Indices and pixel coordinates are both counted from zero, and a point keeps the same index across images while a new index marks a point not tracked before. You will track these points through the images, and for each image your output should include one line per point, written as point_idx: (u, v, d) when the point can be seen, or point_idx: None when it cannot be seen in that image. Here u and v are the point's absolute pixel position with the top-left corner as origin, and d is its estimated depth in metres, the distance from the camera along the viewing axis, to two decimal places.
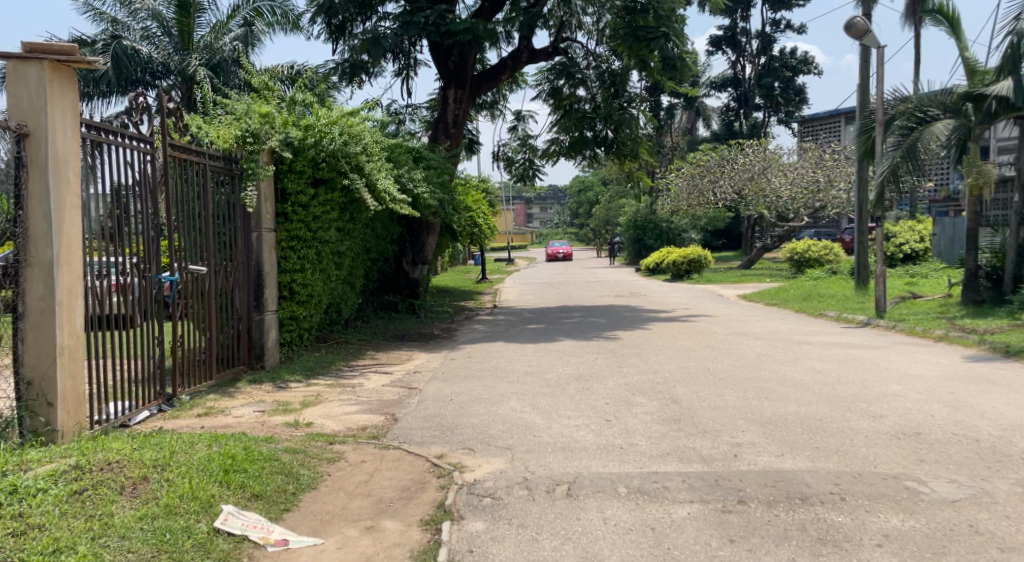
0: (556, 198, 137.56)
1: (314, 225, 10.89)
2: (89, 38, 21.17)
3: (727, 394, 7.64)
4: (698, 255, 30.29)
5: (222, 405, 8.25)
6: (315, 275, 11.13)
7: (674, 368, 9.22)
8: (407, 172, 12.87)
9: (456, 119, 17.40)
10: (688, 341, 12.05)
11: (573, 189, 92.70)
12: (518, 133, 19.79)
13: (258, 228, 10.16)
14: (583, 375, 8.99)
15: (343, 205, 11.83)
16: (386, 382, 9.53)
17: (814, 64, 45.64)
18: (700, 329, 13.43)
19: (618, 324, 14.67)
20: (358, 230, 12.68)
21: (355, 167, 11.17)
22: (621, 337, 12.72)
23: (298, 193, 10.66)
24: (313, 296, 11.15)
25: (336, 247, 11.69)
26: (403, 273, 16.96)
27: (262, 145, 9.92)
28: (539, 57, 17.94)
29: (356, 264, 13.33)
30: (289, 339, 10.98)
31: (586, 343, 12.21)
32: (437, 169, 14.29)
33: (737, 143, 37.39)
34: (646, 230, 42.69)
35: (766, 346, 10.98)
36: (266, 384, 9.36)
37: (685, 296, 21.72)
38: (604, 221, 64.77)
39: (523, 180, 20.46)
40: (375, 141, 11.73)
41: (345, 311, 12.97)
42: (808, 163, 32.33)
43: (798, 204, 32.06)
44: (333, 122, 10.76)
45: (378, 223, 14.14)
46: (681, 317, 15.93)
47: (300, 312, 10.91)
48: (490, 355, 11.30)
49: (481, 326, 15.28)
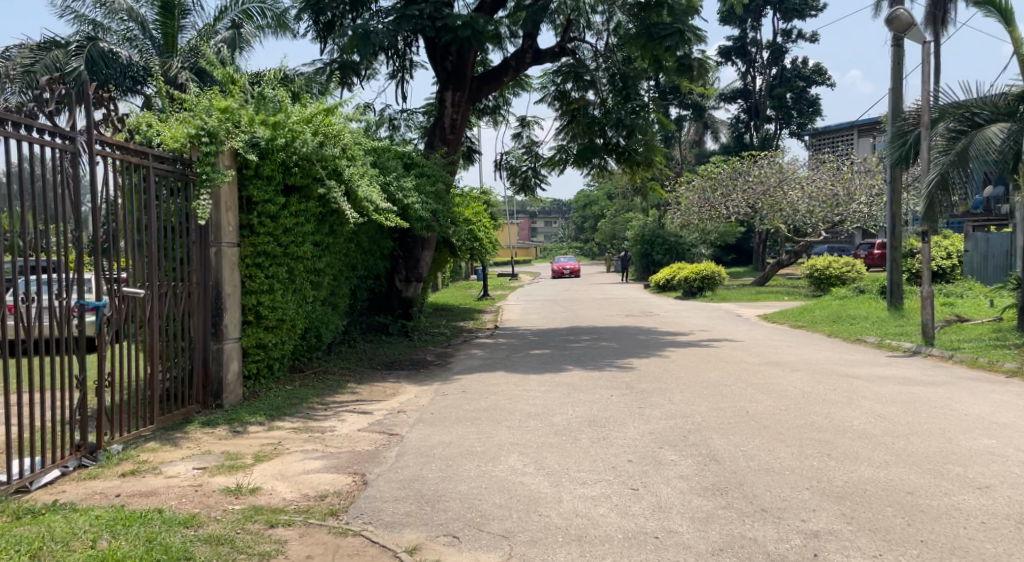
0: (559, 211, 136.63)
1: (284, 238, 9.45)
2: (62, 40, 19.77)
3: (779, 449, 6.18)
4: (712, 271, 28.82)
5: (159, 459, 6.77)
6: (287, 296, 9.71)
7: (707, 410, 7.75)
8: (396, 180, 11.45)
9: (454, 124, 16.01)
10: (715, 372, 10.58)
11: (577, 203, 91.35)
12: (523, 140, 18.39)
13: (217, 242, 8.73)
14: (598, 420, 7.52)
15: (321, 215, 10.39)
16: (362, 425, 8.05)
17: (827, 75, 44.39)
18: (726, 357, 11.94)
19: (633, 350, 13.21)
20: (339, 244, 11.25)
21: (332, 172, 9.74)
22: (638, 366, 11.25)
23: (265, 201, 9.24)
24: (284, 320, 9.73)
25: (313, 264, 10.27)
26: (395, 292, 15.53)
27: (221, 145, 8.51)
28: (545, 58, 16.55)
29: (338, 283, 11.90)
30: (256, 371, 9.54)
31: (598, 373, 10.74)
32: (430, 176, 12.86)
33: (749, 154, 36.01)
34: (654, 245, 41.25)
35: (808, 380, 9.51)
36: (221, 428, 7.92)
37: (701, 316, 20.25)
38: (610, 235, 63.34)
39: (526, 191, 19.04)
40: (357, 143, 10.30)
41: (326, 335, 11.57)
42: (827, 175, 30.74)
43: (816, 219, 30.48)
44: (306, 119, 9.36)
45: (365, 237, 12.73)
46: (701, 341, 14.42)
47: (268, 338, 9.50)
48: (489, 388, 9.83)
49: (479, 351, 13.82)
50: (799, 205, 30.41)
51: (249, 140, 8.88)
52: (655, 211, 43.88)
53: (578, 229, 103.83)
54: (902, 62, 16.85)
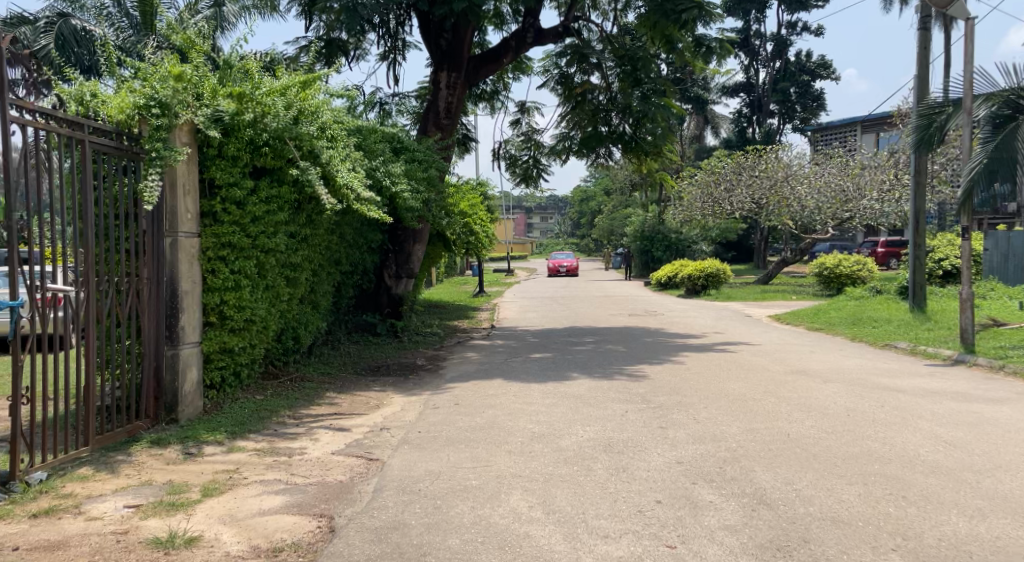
0: (555, 207, 135.74)
1: (252, 227, 8.29)
2: (31, 15, 18.69)
3: (841, 489, 5.05)
4: (716, 268, 27.73)
5: (87, 492, 5.63)
6: (256, 294, 8.55)
7: (741, 432, 6.61)
8: (383, 165, 10.30)
9: (449, 107, 14.81)
10: (739, 381, 9.44)
11: (574, 199, 90.16)
12: (523, 128, 17.25)
13: (173, 232, 7.60)
14: (614, 444, 6.37)
15: (296, 203, 9.21)
16: (337, 446, 6.90)
17: (831, 69, 43.22)
18: (746, 364, 10.81)
19: (642, 355, 12.08)
20: (319, 236, 10.09)
21: (309, 153, 8.55)
22: (651, 374, 10.11)
23: (229, 185, 8.09)
24: (253, 322, 8.58)
25: (287, 258, 9.10)
26: (383, 289, 14.38)
27: (175, 117, 7.34)
28: (547, 39, 15.37)
29: (318, 279, 10.74)
30: (219, 379, 8.38)
31: (607, 382, 9.60)
32: (421, 162, 11.65)
33: (753, 149, 34.91)
34: (654, 242, 40.26)
35: (847, 393, 8.37)
36: (171, 450, 6.77)
37: (709, 317, 19.13)
38: (607, 231, 62.21)
39: (526, 182, 17.88)
40: (338, 122, 9.12)
41: (304, 337, 10.40)
42: (835, 169, 29.44)
43: (825, 216, 29.02)
44: (278, 92, 8.19)
45: (350, 228, 11.57)
46: (715, 345, 13.28)
47: (233, 342, 8.34)
48: (485, 400, 8.68)
49: (474, 355, 12.69)
50: (807, 201, 29.09)
51: (210, 115, 7.73)
52: (654, 207, 42.80)
53: (575, 225, 102.66)
54: (929, 47, 15.70)
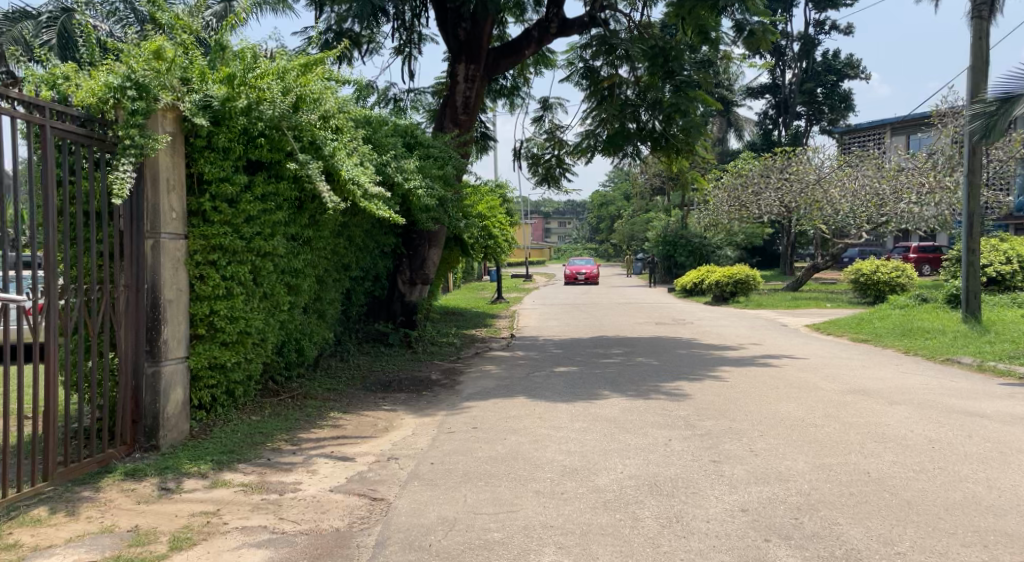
0: (574, 212, 134.84)
1: (246, 229, 7.38)
2: (34, 11, 17.92)
3: (958, 555, 4.06)
4: (745, 275, 26.72)
5: (35, 542, 4.71)
6: (253, 302, 7.65)
7: (813, 470, 5.59)
8: (394, 160, 9.40)
9: (468, 102, 13.82)
10: (792, 402, 8.40)
11: (593, 204, 89.05)
12: (545, 125, 16.29)
13: (155, 232, 6.70)
14: (662, 484, 5.38)
15: (298, 202, 8.30)
16: (336, 481, 5.94)
17: (860, 69, 41.91)
18: (795, 382, 9.75)
19: (677, 370, 11.07)
20: (326, 238, 9.18)
21: (310, 146, 7.62)
22: (691, 393, 9.09)
23: (220, 180, 7.19)
24: (249, 334, 7.67)
25: (286, 264, 8.19)
26: (396, 296, 13.53)
27: (155, 101, 6.46)
28: (572, 29, 14.40)
29: (324, 285, 9.85)
30: (209, 399, 7.47)
31: (642, 402, 8.59)
32: (437, 159, 10.72)
33: (781, 151, 33.76)
34: (677, 246, 39.23)
35: (921, 418, 7.32)
36: (145, 486, 5.83)
37: (742, 326, 18.06)
38: (627, 236, 61.07)
39: (549, 183, 16.89)
40: (344, 112, 8.22)
41: (308, 349, 9.50)
42: (870, 171, 28.22)
43: (860, 220, 27.85)
44: (275, 75, 7.31)
45: (359, 231, 10.67)
46: (754, 360, 12.24)
47: (225, 358, 7.43)
48: (507, 424, 7.69)
49: (494, 368, 11.73)
50: (840, 204, 27.85)
51: (198, 101, 6.86)
52: (676, 212, 41.73)
53: (594, 231, 101.51)
54: (984, 37, 14.60)
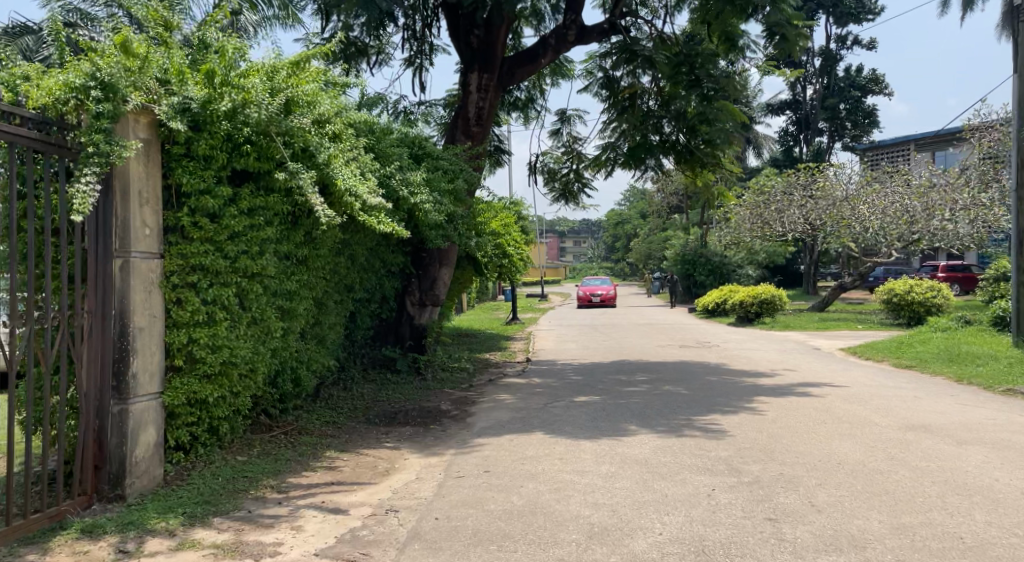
0: (589, 231, 134.22)
1: (230, 248, 6.55)
2: (35, 26, 17.37)
3: None
4: (771, 294, 25.73)
5: None
6: (239, 329, 6.82)
7: (893, 535, 4.68)
8: (399, 172, 8.59)
9: (481, 114, 12.93)
10: (845, 441, 7.47)
11: (609, 222, 88.14)
12: (563, 138, 15.46)
13: (124, 251, 5.87)
14: (712, 551, 4.50)
15: (291, 216, 7.48)
16: (323, 541, 5.07)
17: (883, 84, 40.91)
18: (843, 416, 8.81)
19: (709, 401, 10.13)
20: (323, 257, 8.35)
21: (303, 153, 6.80)
22: (728, 429, 8.16)
23: (200, 193, 6.36)
24: (234, 365, 6.84)
25: (278, 286, 7.37)
26: (405, 318, 12.57)
27: (123, 102, 5.62)
28: (592, 37, 13.58)
29: (324, 309, 9.04)
30: (188, 439, 6.63)
31: (675, 440, 7.66)
32: (446, 171, 9.88)
33: (805, 167, 32.82)
34: (696, 265, 38.24)
35: (1001, 463, 6.39)
36: (99, 548, 4.97)
37: (772, 350, 17.06)
38: (644, 254, 60.05)
39: (567, 200, 16.03)
40: (343, 117, 7.43)
41: (306, 379, 8.69)
42: (899, 187, 27.21)
43: (890, 237, 26.77)
44: (262, 74, 6.51)
45: (363, 250, 9.84)
46: (792, 389, 11.29)
47: (206, 393, 6.59)
48: (524, 466, 6.80)
49: (509, 397, 10.84)
50: (870, 222, 26.83)
51: (175, 103, 6.04)
52: (696, 230, 40.77)
53: (610, 250, 100.57)
54: None
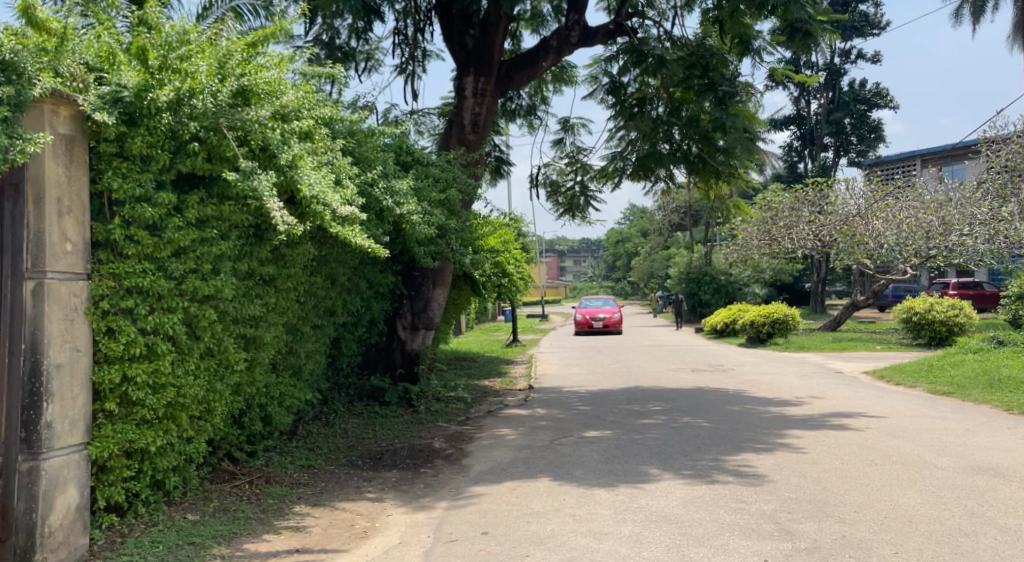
0: (590, 251, 133.47)
1: (175, 267, 5.45)
2: None
3: None
4: (783, 314, 24.63)
5: None
6: (185, 364, 5.73)
7: None
8: (382, 179, 7.51)
9: (477, 120, 11.83)
10: (906, 489, 6.36)
11: (609, 241, 87.06)
12: (567, 148, 14.43)
13: (37, 271, 4.78)
14: None
15: (254, 228, 6.39)
16: None
17: (889, 99, 39.74)
18: (894, 456, 7.69)
19: (735, 436, 8.99)
20: (295, 276, 7.23)
21: (262, 152, 5.75)
22: (766, 474, 7.03)
23: (136, 200, 5.24)
24: (180, 405, 5.75)
25: (237, 310, 6.27)
26: (396, 345, 11.45)
27: (30, 87, 4.53)
28: (597, 39, 12.51)
29: (300, 335, 7.93)
30: (124, 497, 5.54)
31: (706, 489, 6.53)
32: (438, 181, 8.78)
33: (813, 182, 31.72)
34: (701, 284, 37.12)
35: None
36: None
37: (792, 374, 15.90)
38: (646, 273, 58.89)
39: (572, 213, 14.95)
40: (314, 111, 6.35)
41: (276, 416, 7.59)
42: (914, 202, 26.12)
43: (907, 254, 25.64)
44: (211, 57, 5.44)
45: (346, 269, 8.74)
46: (826, 420, 10.16)
47: (146, 441, 5.50)
48: (529, 526, 5.68)
49: (510, 432, 9.69)
50: (884, 238, 25.73)
51: (104, 92, 4.98)
52: (700, 247, 39.60)
53: (611, 269, 99.53)
54: None
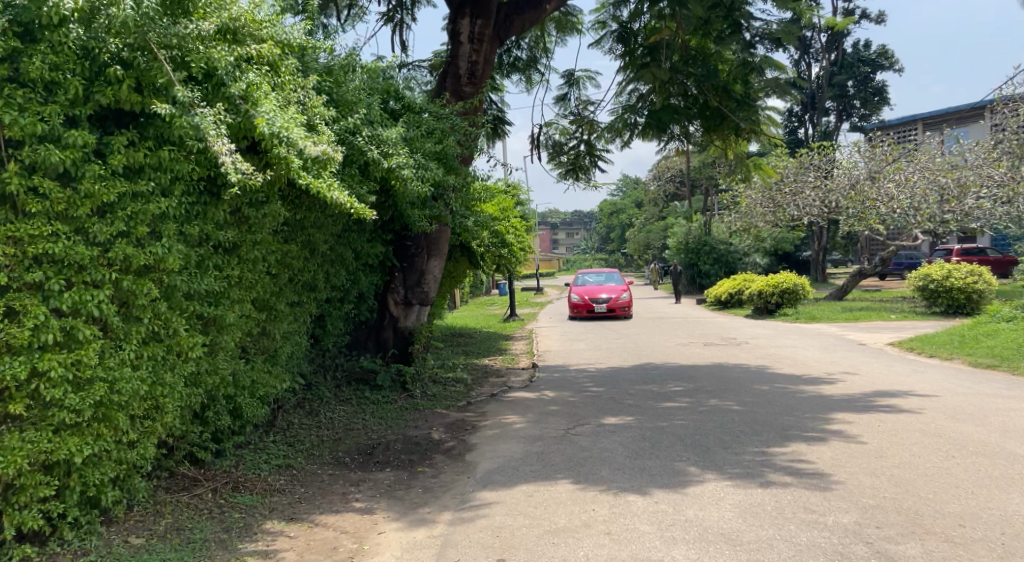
0: (581, 223, 132.27)
1: (98, 229, 4.25)
2: None
3: None
4: (792, 283, 23.53)
5: None
6: (117, 353, 4.53)
7: None
8: (367, 127, 6.30)
9: (474, 68, 10.55)
10: (1008, 491, 5.25)
11: (602, 212, 85.69)
12: (571, 104, 13.18)
13: None
14: None
15: (208, 182, 5.18)
16: None
17: (894, 60, 38.14)
18: (972, 446, 6.58)
19: (776, 422, 7.84)
20: (266, 244, 6.03)
21: (207, 77, 4.64)
22: (829, 472, 5.91)
23: (41, 140, 4.03)
24: (115, 405, 4.55)
25: (189, 284, 5.07)
26: (388, 323, 10.25)
27: None
28: None
29: (274, 314, 6.73)
30: (41, 523, 4.37)
31: (764, 494, 5.40)
32: (432, 132, 7.54)
33: (820, 145, 30.45)
34: (700, 254, 36.20)
35: None
36: None
37: (813, 348, 14.82)
38: (640, 245, 57.67)
39: (578, 176, 13.73)
40: (276, 35, 5.14)
41: (247, 409, 6.41)
42: (927, 164, 24.95)
43: (921, 218, 24.49)
44: None
45: (327, 235, 7.51)
46: (871, 400, 9.06)
47: (70, 451, 4.32)
48: (557, 549, 4.54)
49: (517, 419, 8.55)
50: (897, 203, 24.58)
51: None
52: (699, 216, 38.27)
53: (603, 241, 98.32)
54: None
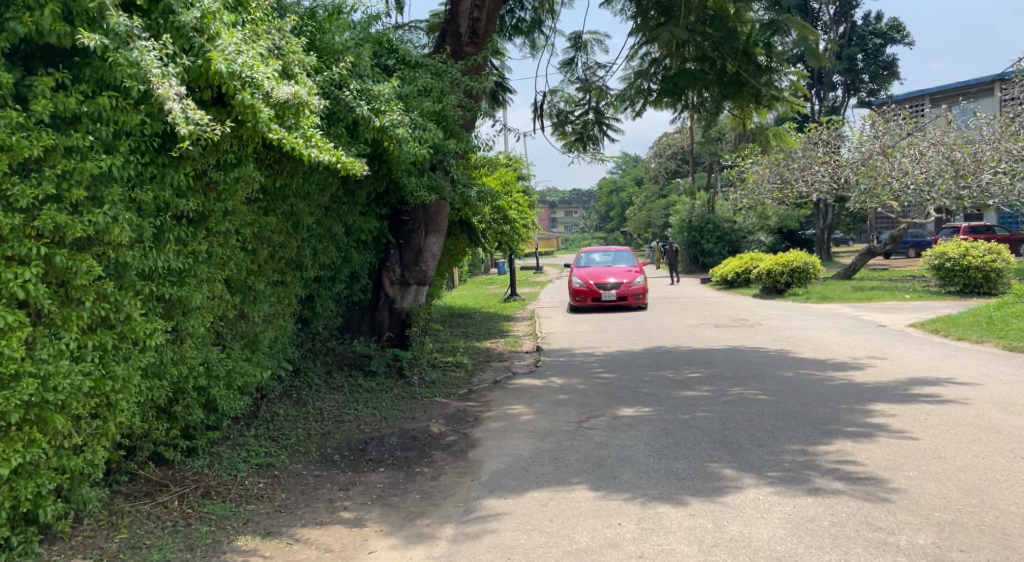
0: (580, 202, 131.15)
1: (20, 191, 3.47)
2: None
3: None
4: (802, 262, 22.73)
5: None
6: (48, 343, 3.74)
7: None
8: (355, 80, 5.49)
9: (475, 27, 9.68)
10: None
11: (602, 190, 84.60)
12: (578, 69, 12.33)
13: None
14: None
15: (164, 139, 4.40)
16: None
17: (904, 33, 37.13)
18: None
19: (811, 414, 7.08)
20: (240, 214, 5.23)
21: (152, 5, 4.00)
22: (885, 476, 5.16)
23: None
24: (48, 407, 3.76)
25: (144, 259, 4.29)
26: (383, 304, 9.46)
27: None
28: None
29: (252, 294, 5.93)
30: None
31: (817, 506, 4.65)
32: (429, 91, 6.73)
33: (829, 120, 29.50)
34: (703, 232, 35.38)
35: None
36: None
37: (831, 329, 14.05)
38: (641, 224, 56.72)
39: (585, 146, 12.88)
40: None
41: (222, 402, 5.62)
42: (943, 138, 24.04)
43: (936, 194, 23.61)
44: None
45: (313, 205, 6.70)
46: (908, 388, 8.31)
47: None
48: None
49: (524, 410, 7.80)
50: (911, 178, 23.69)
51: None
52: (703, 193, 37.37)
53: (602, 220, 97.29)
54: None
